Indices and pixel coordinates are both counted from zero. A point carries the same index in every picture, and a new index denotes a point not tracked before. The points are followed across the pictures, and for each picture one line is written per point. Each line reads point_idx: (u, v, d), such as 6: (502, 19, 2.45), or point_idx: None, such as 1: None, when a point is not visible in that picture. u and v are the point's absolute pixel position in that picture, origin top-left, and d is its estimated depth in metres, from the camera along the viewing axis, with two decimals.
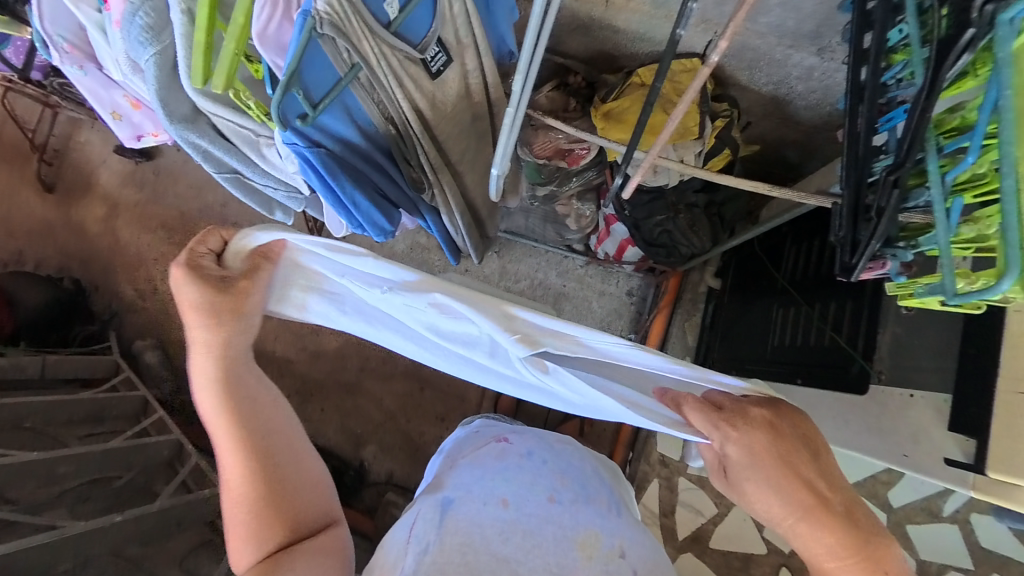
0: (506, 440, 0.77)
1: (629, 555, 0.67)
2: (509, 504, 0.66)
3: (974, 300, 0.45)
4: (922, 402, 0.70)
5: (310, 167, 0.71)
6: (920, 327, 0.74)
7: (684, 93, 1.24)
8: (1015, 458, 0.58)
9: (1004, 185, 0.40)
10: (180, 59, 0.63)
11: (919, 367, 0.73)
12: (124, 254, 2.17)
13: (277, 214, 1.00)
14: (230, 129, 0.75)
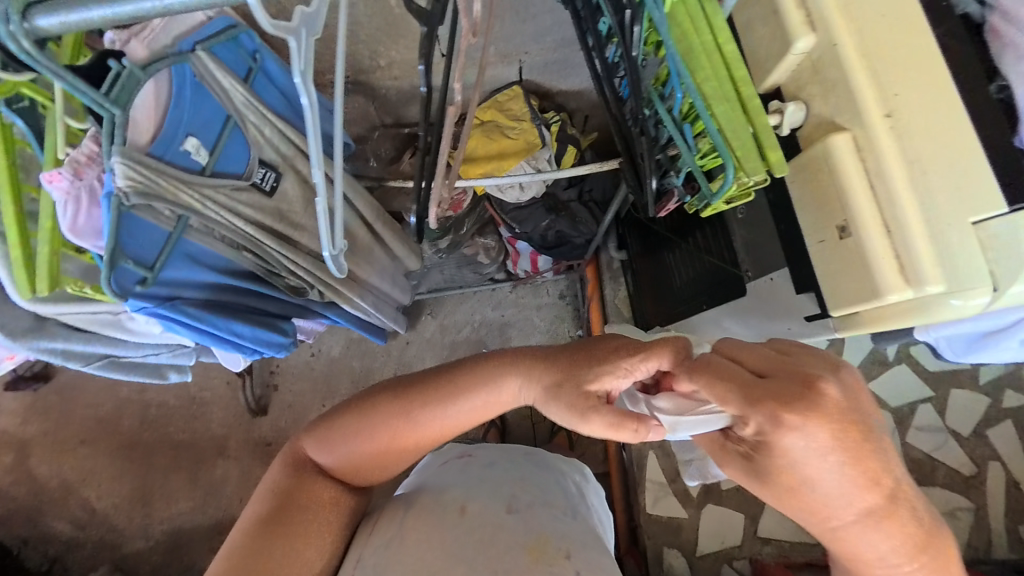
0: (470, 455, 0.89)
1: (574, 556, 0.67)
2: (465, 511, 0.71)
3: (724, 196, 0.56)
4: (779, 280, 0.75)
5: (170, 320, 0.73)
6: (756, 221, 0.81)
7: (516, 115, 1.39)
8: (841, 291, 0.62)
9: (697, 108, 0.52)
10: (4, 276, 0.65)
11: (768, 252, 0.78)
12: (29, 494, 1.89)
13: (171, 374, 1.01)
14: (85, 320, 0.77)
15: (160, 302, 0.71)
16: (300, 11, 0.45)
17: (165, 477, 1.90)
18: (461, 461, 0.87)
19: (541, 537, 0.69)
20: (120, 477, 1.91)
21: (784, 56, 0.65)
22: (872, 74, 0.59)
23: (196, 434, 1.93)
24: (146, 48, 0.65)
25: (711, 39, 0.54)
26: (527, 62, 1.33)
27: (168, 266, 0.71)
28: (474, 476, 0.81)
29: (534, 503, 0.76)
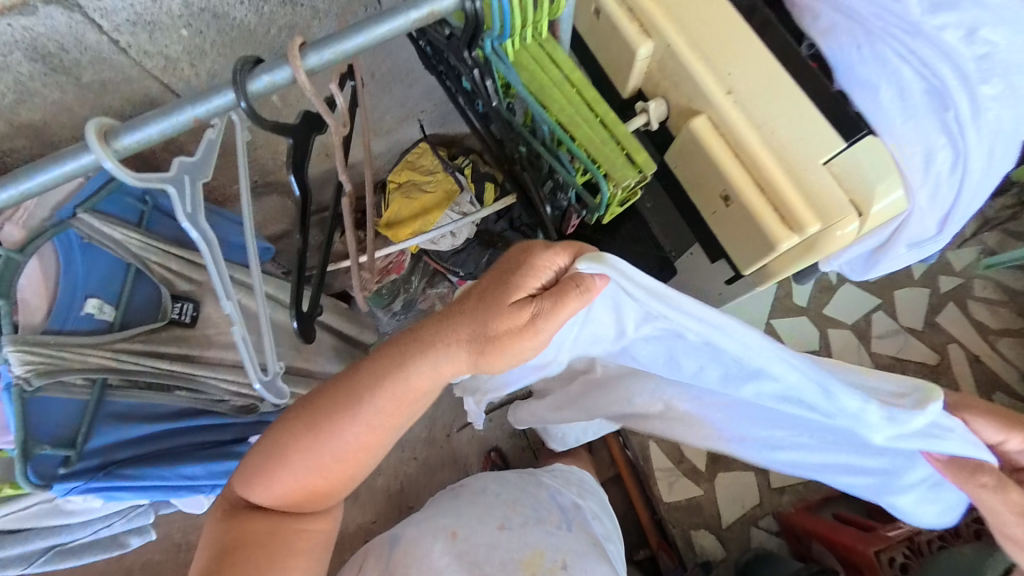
0: (466, 484, 1.02)
1: (571, 567, 0.83)
2: (457, 536, 0.86)
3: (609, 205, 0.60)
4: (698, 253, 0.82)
5: (108, 490, 0.71)
6: (665, 205, 0.85)
7: (430, 169, 1.43)
8: (741, 255, 0.68)
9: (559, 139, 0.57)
10: None
11: (682, 231, 0.84)
12: None
13: (131, 539, 0.97)
14: (20, 517, 0.78)
15: (90, 476, 0.70)
16: (177, 162, 0.51)
17: None
18: (456, 490, 1.01)
19: (536, 552, 0.84)
20: None
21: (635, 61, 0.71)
22: (703, 56, 0.65)
23: None
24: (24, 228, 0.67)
25: (555, 74, 0.57)
26: (426, 118, 1.40)
27: (91, 436, 0.70)
28: (464, 504, 0.93)
29: (525, 521, 0.89)
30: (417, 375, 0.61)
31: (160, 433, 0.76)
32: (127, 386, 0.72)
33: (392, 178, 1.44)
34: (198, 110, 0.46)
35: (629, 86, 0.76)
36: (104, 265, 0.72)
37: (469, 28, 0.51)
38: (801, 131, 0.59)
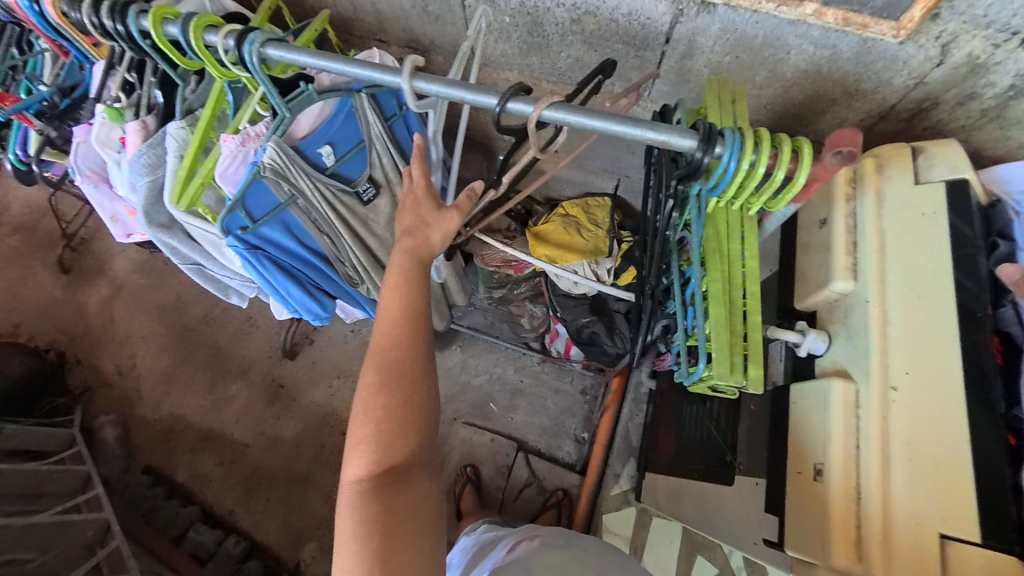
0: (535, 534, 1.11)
1: None
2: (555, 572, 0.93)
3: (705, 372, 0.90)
4: (748, 481, 1.23)
5: (250, 262, 0.93)
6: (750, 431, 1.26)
7: (597, 222, 1.58)
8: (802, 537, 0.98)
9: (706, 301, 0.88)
10: (168, 182, 0.85)
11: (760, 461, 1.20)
12: (115, 331, 2.80)
13: (233, 297, 1.13)
14: (200, 234, 0.93)
15: (248, 247, 0.91)
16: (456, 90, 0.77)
17: (195, 370, 2.64)
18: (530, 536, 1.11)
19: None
20: (169, 357, 2.69)
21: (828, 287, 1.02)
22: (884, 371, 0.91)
23: (235, 346, 2.67)
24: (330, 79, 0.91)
25: (727, 251, 0.89)
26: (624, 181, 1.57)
27: (265, 225, 0.91)
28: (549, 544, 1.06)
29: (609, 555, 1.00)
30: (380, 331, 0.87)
31: (304, 253, 0.99)
32: (301, 211, 0.93)
33: (563, 205, 1.62)
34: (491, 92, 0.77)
35: (804, 305, 1.10)
36: (350, 132, 0.95)
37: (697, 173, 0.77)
38: (932, 507, 0.81)
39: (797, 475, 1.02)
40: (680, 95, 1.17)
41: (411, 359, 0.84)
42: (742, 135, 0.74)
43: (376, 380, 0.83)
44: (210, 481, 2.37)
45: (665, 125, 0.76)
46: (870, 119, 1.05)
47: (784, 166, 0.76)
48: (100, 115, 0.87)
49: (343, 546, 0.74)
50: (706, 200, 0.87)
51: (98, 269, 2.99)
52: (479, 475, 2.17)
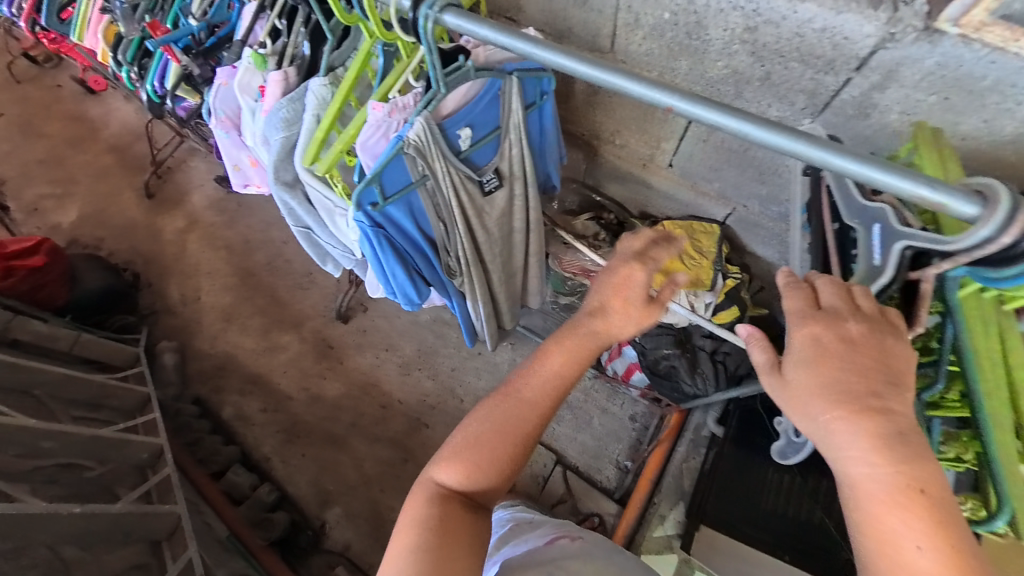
0: (573, 533, 1.11)
1: None
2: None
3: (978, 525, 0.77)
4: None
5: (368, 241, 0.85)
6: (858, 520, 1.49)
7: (701, 250, 1.46)
8: None
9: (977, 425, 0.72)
10: (300, 142, 0.81)
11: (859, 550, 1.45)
12: (185, 262, 2.91)
13: (329, 265, 1.09)
14: (318, 199, 0.88)
15: (372, 224, 0.82)
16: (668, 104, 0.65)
17: (252, 314, 2.70)
18: (568, 532, 1.12)
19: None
20: (231, 296, 2.77)
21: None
22: None
23: (292, 298, 2.71)
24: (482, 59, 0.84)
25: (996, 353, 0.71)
26: (739, 212, 1.42)
27: (395, 204, 0.83)
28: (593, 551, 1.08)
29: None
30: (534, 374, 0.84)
31: (420, 237, 0.91)
32: (427, 193, 0.86)
33: (666, 225, 1.51)
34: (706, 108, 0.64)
35: None
36: (488, 117, 0.87)
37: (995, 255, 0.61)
38: None
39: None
40: (847, 132, 1.01)
41: (527, 413, 0.82)
42: None
43: (492, 411, 0.83)
44: (251, 425, 2.43)
45: (947, 183, 0.59)
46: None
47: None
48: (246, 61, 0.84)
49: (404, 529, 0.77)
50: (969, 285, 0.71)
51: (178, 200, 3.12)
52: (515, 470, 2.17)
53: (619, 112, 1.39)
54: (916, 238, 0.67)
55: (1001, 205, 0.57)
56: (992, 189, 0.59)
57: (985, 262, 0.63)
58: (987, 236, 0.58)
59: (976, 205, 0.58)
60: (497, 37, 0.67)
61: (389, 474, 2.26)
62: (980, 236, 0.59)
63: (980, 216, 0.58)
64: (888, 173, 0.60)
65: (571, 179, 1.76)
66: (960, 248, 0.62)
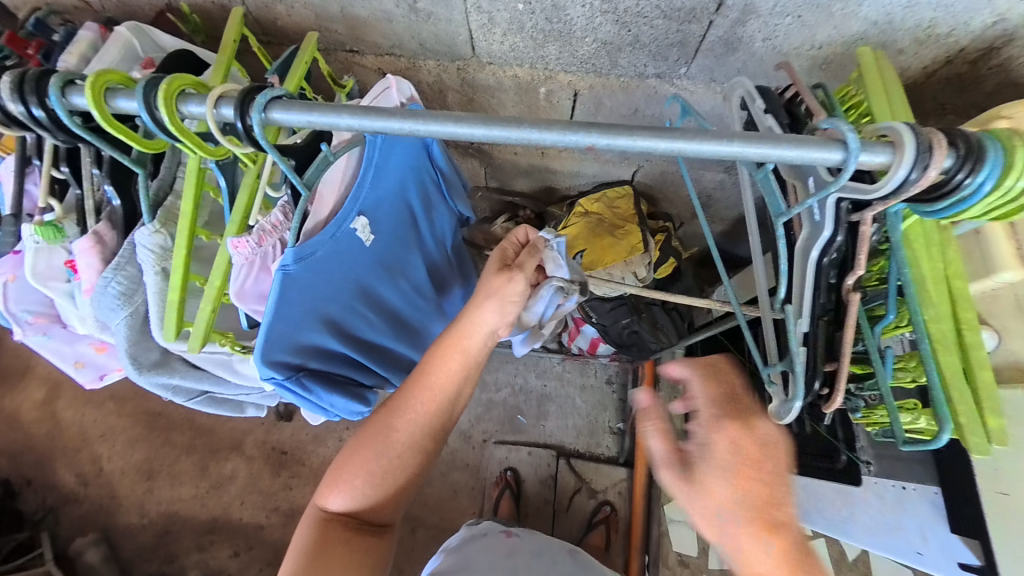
0: (513, 537, 1.24)
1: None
2: None
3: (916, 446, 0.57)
4: None
5: (290, 390, 0.69)
6: None
7: (626, 215, 1.48)
8: None
9: (924, 350, 0.55)
10: (153, 315, 0.63)
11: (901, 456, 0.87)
12: (66, 434, 2.30)
13: (250, 410, 0.92)
14: (205, 357, 0.72)
15: (294, 372, 0.68)
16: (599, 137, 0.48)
17: (177, 457, 2.27)
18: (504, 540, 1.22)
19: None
20: (142, 451, 2.28)
21: (983, 279, 0.67)
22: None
23: (217, 422, 2.30)
24: None
25: (943, 266, 0.58)
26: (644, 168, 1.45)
27: (308, 334, 0.67)
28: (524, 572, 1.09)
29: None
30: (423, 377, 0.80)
31: (353, 348, 0.77)
32: (338, 299, 0.71)
33: (584, 203, 1.51)
34: (692, 146, 0.47)
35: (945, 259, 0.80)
36: (381, 185, 0.73)
37: (922, 193, 0.49)
38: None
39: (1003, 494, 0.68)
40: (721, 71, 1.04)
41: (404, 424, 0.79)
42: (1006, 145, 0.47)
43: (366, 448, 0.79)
44: (230, 574, 2.13)
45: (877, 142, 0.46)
46: (932, 66, 0.92)
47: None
48: (28, 237, 0.61)
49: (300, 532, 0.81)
50: (902, 211, 0.56)
51: (24, 368, 2.37)
52: (520, 481, 2.03)
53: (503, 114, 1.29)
54: (845, 186, 0.53)
55: (910, 146, 0.45)
56: (896, 132, 0.46)
57: (915, 199, 0.50)
58: (903, 176, 0.46)
59: (882, 153, 0.46)
60: (365, 123, 0.49)
61: (402, 550, 2.04)
62: (901, 177, 0.46)
63: (890, 163, 0.47)
64: (779, 147, 0.46)
65: (475, 188, 1.70)
66: (882, 195, 0.48)
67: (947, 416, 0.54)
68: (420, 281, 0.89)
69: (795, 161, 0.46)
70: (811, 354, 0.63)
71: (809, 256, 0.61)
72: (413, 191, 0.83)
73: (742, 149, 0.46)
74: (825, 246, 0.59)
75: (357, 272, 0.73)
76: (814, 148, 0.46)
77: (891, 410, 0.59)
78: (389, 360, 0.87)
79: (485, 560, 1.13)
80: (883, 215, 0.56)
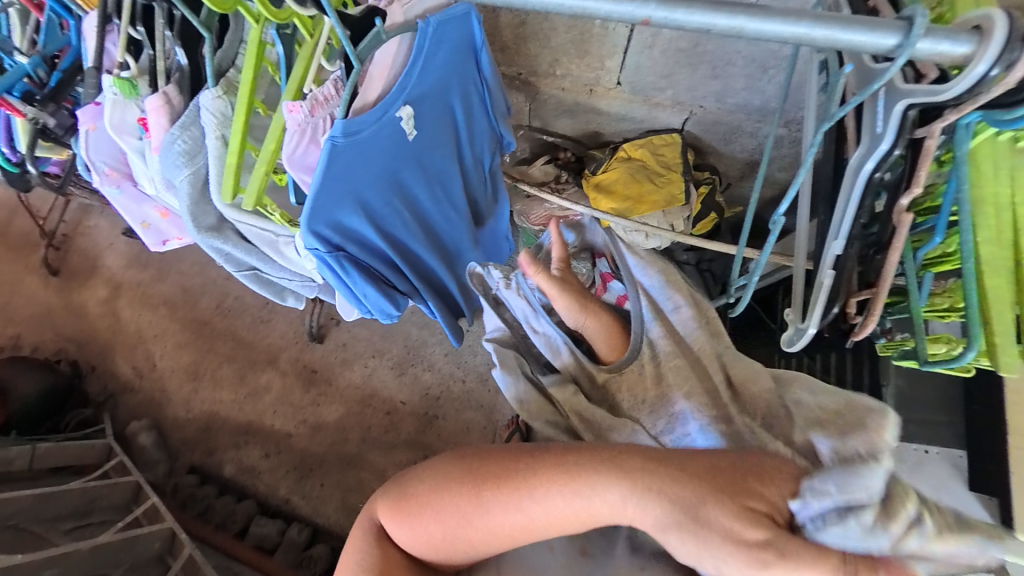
0: None
1: None
2: None
3: (941, 365, 0.57)
4: None
5: (328, 267, 0.74)
6: None
7: (669, 164, 1.44)
8: None
9: (967, 269, 0.52)
10: (213, 176, 0.67)
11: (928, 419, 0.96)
12: (125, 331, 2.53)
13: (289, 300, 0.98)
14: (254, 233, 0.77)
15: (332, 249, 0.72)
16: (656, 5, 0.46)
17: (220, 363, 2.46)
18: None
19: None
20: (190, 354, 2.49)
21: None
22: None
23: (256, 336, 2.47)
24: (399, 12, 0.73)
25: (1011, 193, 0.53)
26: (697, 114, 1.40)
27: (349, 216, 0.72)
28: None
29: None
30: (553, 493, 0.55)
31: (390, 245, 0.81)
32: (378, 187, 0.74)
33: (627, 147, 1.48)
34: (751, 23, 0.46)
35: None
36: (427, 79, 0.75)
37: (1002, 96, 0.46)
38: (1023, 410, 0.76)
39: None
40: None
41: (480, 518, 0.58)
42: None
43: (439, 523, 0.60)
44: (260, 473, 2.33)
45: (951, 26, 0.44)
46: None
47: None
48: (108, 89, 0.67)
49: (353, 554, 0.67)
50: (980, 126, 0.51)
51: (91, 267, 2.60)
52: None
53: (553, 41, 1.29)
54: (915, 90, 0.49)
55: (998, 36, 0.42)
56: (989, 20, 0.43)
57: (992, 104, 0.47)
58: (982, 73, 0.43)
59: (964, 43, 0.43)
60: None
61: None
62: (978, 76, 0.43)
63: (971, 56, 0.44)
64: (846, 31, 0.44)
65: (517, 127, 1.68)
66: (952, 97, 0.45)
67: (975, 336, 0.53)
68: (456, 194, 0.90)
69: (860, 48, 0.45)
70: (840, 279, 0.60)
71: (859, 170, 0.55)
72: (456, 95, 0.83)
73: (810, 31, 0.45)
74: (876, 163, 0.53)
75: (398, 166, 0.76)
76: (885, 28, 0.44)
77: (918, 334, 0.58)
78: (423, 270, 0.89)
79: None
80: (954, 124, 0.51)
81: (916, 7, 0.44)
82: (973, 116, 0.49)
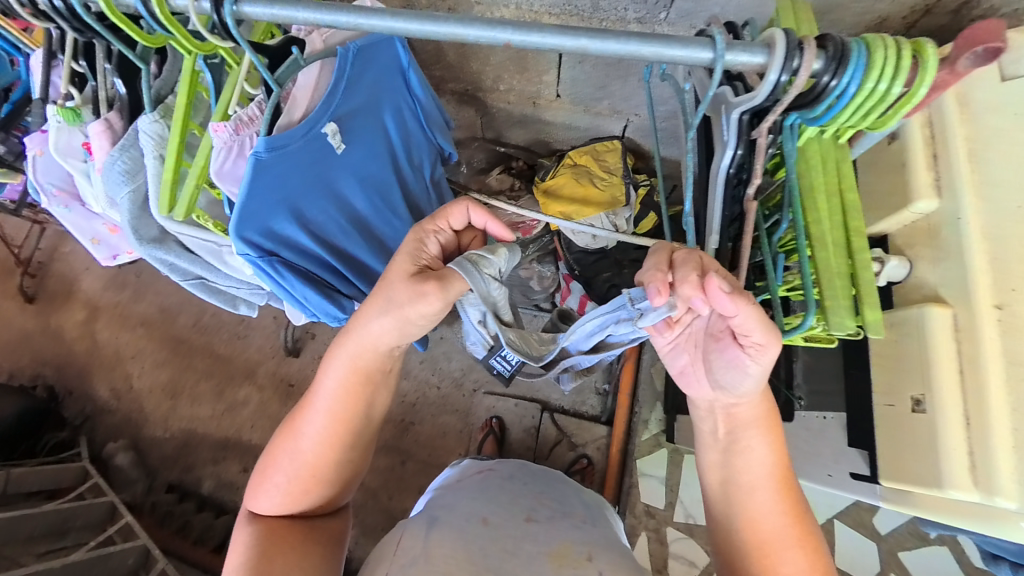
0: (488, 469, 1.14)
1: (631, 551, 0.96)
2: (486, 523, 0.91)
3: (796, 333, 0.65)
4: None
5: (265, 272, 0.81)
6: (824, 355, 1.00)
7: (612, 168, 1.54)
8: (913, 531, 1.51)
9: (799, 244, 0.60)
10: (151, 192, 0.74)
11: None
12: (102, 352, 2.56)
13: (242, 308, 1.06)
14: (196, 244, 0.83)
15: (264, 253, 0.79)
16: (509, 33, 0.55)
17: (197, 380, 2.49)
18: (479, 472, 1.14)
19: (564, 543, 0.89)
20: (168, 372, 2.51)
21: (903, 209, 0.77)
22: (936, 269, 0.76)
23: (234, 352, 2.50)
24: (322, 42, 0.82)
25: (837, 182, 0.63)
26: (634, 121, 1.50)
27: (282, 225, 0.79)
28: (491, 490, 1.02)
29: (552, 515, 0.98)
30: (334, 375, 0.77)
31: (330, 251, 0.87)
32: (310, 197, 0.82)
33: (573, 154, 1.57)
34: (591, 43, 0.54)
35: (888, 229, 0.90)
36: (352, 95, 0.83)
37: (800, 96, 0.54)
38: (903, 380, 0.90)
39: (893, 407, 0.81)
40: (699, 16, 1.00)
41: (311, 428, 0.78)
42: (868, 46, 0.52)
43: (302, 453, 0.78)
44: (238, 487, 2.35)
45: (749, 42, 0.53)
46: (912, 16, 0.92)
47: (928, 78, 0.52)
48: (53, 117, 0.74)
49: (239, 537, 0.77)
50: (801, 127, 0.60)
51: (67, 290, 2.62)
52: (505, 427, 2.13)
53: (493, 58, 1.38)
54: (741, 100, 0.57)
55: (780, 48, 0.51)
56: (774, 37, 0.52)
57: (798, 106, 0.56)
58: (775, 79, 0.52)
59: (759, 54, 0.52)
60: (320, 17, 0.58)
61: (392, 480, 2.17)
62: (772, 81, 0.51)
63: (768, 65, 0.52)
64: (665, 48, 0.53)
65: (472, 138, 1.76)
66: (763, 98, 0.54)
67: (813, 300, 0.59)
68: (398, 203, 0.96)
69: (681, 61, 0.53)
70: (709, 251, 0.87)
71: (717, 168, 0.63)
72: (388, 111, 0.91)
73: (637, 48, 0.53)
74: (730, 162, 0.61)
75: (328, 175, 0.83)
76: (697, 43, 0.52)
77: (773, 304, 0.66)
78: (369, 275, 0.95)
79: (448, 493, 1.04)
80: (780, 127, 0.59)
81: (715, 29, 0.53)
82: (791, 118, 0.58)
